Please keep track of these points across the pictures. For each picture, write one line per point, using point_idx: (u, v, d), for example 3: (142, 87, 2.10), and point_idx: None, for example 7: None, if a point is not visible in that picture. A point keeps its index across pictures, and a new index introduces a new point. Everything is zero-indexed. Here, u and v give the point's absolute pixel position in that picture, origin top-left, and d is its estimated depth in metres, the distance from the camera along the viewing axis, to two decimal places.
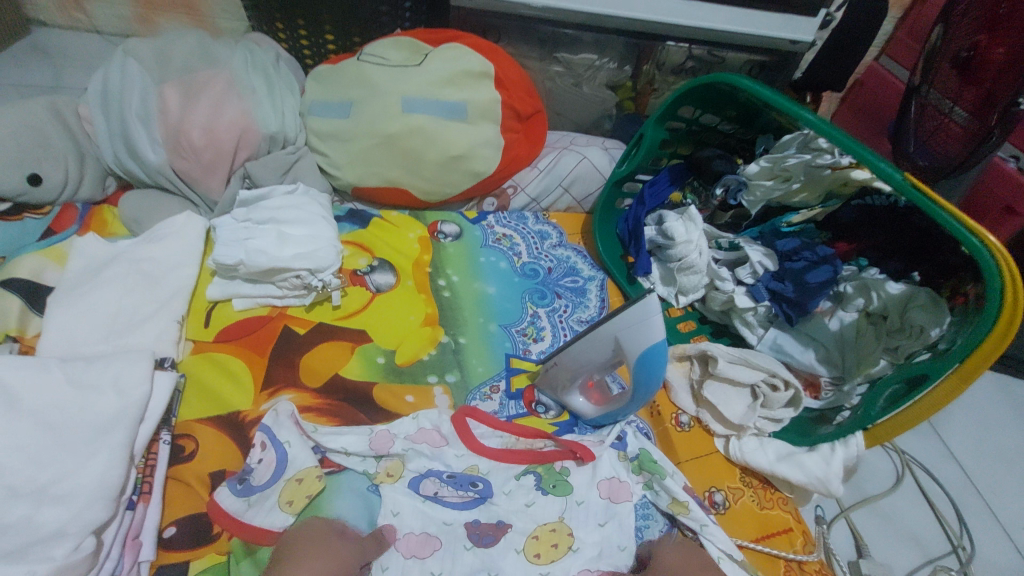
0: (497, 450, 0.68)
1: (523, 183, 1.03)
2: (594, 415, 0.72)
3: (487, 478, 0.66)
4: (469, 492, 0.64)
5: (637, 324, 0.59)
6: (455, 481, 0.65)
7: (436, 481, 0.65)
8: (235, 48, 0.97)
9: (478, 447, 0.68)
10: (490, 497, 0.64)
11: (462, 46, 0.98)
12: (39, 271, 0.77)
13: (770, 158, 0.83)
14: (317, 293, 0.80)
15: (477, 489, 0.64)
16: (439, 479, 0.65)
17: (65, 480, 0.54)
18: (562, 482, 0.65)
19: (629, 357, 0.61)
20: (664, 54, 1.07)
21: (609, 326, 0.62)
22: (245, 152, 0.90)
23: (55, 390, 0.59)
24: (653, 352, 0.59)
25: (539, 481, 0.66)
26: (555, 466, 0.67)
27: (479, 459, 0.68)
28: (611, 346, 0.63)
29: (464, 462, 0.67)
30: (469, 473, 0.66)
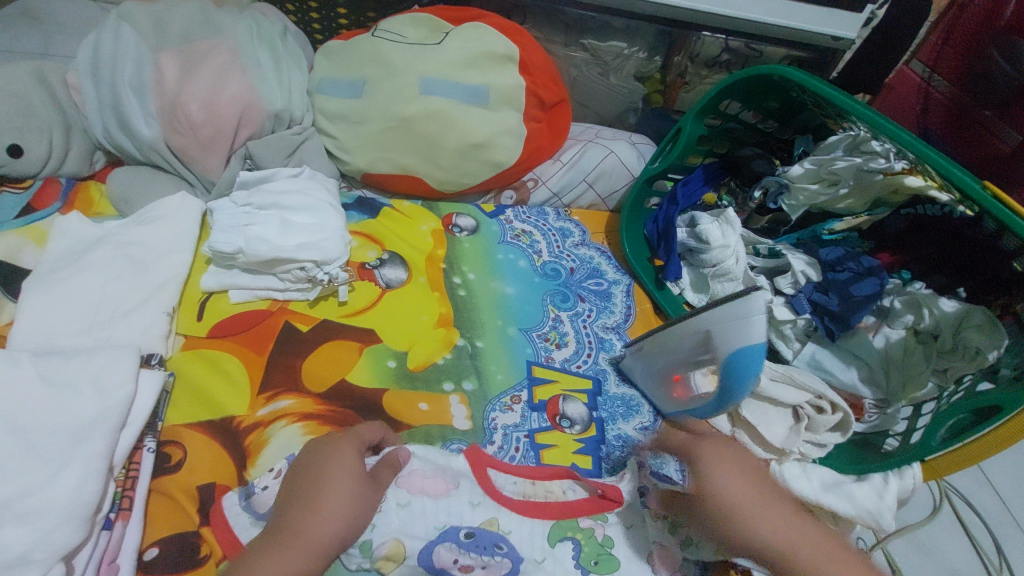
0: (518, 502, 0.59)
1: (544, 176, 0.96)
2: (671, 409, 0.70)
3: (511, 538, 0.56)
4: (494, 557, 0.54)
5: (737, 320, 0.58)
6: (477, 540, 0.55)
7: (453, 547, 0.54)
8: (239, 17, 0.88)
9: (498, 497, 0.59)
10: (519, 564, 0.54)
11: (485, 26, 0.91)
12: (15, 251, 0.71)
13: (816, 159, 0.77)
14: (322, 288, 0.73)
15: (501, 553, 0.54)
16: (456, 544, 0.54)
17: (30, 495, 0.47)
18: (605, 558, 0.56)
19: (720, 354, 0.60)
20: (698, 44, 1.00)
21: (703, 319, 0.61)
22: (248, 130, 0.82)
23: (25, 389, 0.52)
24: (743, 353, 0.58)
25: (578, 554, 0.56)
26: (597, 534, 0.57)
27: (498, 511, 0.58)
28: (699, 338, 0.63)
29: (481, 514, 0.57)
30: (488, 529, 0.56)
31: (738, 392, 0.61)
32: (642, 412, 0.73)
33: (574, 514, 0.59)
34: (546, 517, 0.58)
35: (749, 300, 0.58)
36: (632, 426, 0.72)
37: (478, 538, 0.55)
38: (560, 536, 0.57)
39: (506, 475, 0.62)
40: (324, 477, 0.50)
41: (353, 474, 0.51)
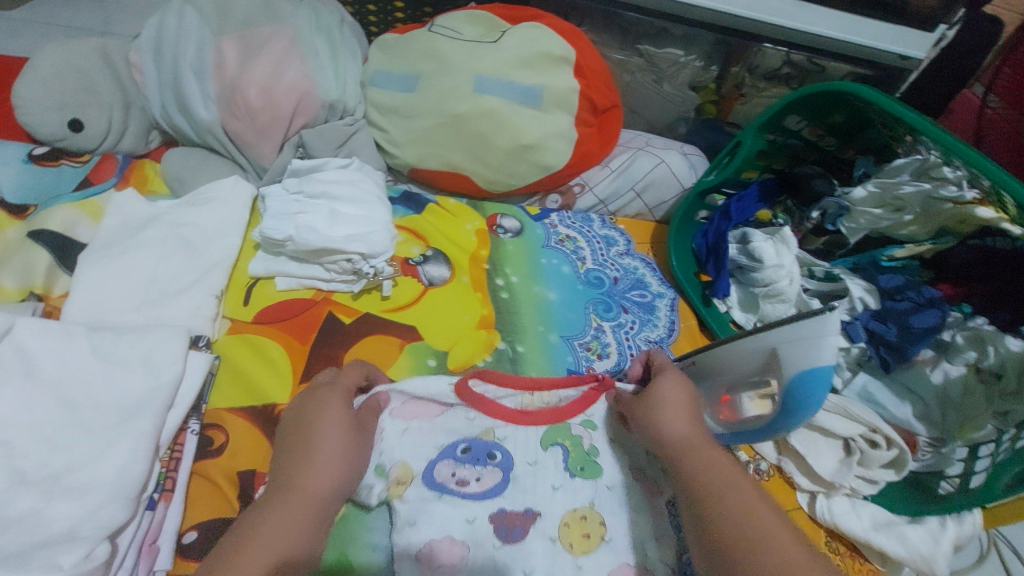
0: (512, 412, 0.64)
1: (591, 182, 0.94)
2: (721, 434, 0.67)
3: (505, 446, 0.62)
4: (487, 465, 0.60)
5: (808, 339, 0.57)
6: (471, 452, 0.61)
7: (450, 463, 0.60)
8: (300, 5, 0.88)
9: (493, 412, 0.64)
10: (512, 472, 0.60)
11: (544, 27, 0.90)
12: (71, 225, 0.71)
13: (880, 182, 0.74)
14: (366, 282, 0.73)
15: (495, 462, 0.60)
16: (454, 459, 0.60)
17: (80, 469, 0.47)
18: (591, 466, 0.62)
19: (783, 375, 0.59)
20: (759, 56, 0.97)
21: (769, 337, 0.61)
22: (303, 119, 0.82)
23: (78, 363, 0.52)
24: (818, 372, 0.57)
25: (566, 458, 0.62)
26: (584, 443, 0.63)
27: (494, 423, 0.64)
28: (764, 357, 0.61)
29: (477, 426, 0.63)
30: (483, 440, 0.62)
31: (806, 414, 0.58)
32: None
33: (564, 420, 0.65)
34: (536, 424, 0.64)
35: (823, 318, 0.57)
36: None
37: (472, 453, 0.61)
38: (552, 441, 0.63)
39: (504, 391, 0.66)
40: (314, 423, 0.52)
41: (340, 421, 0.53)
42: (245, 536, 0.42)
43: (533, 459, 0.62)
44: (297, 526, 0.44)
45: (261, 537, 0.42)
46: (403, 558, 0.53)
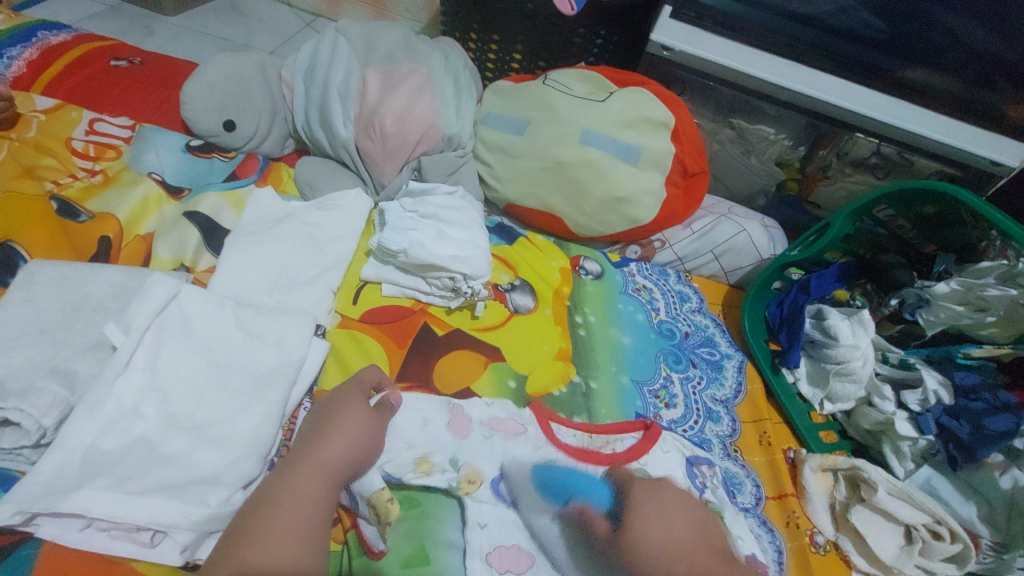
0: (570, 448, 0.67)
1: (671, 239, 1.00)
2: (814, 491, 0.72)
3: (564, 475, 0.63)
4: None
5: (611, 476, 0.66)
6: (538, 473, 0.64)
7: (517, 478, 0.64)
8: (433, 48, 1.00)
9: (555, 442, 0.67)
10: None
11: (648, 93, 0.97)
12: (217, 211, 0.82)
13: (965, 281, 0.76)
14: (462, 300, 0.79)
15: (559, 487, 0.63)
16: (523, 476, 0.64)
17: (222, 423, 0.55)
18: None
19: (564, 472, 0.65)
20: (849, 143, 1.01)
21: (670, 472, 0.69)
22: (424, 147, 0.92)
23: (226, 332, 0.61)
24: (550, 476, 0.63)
25: None
26: None
27: (555, 454, 0.66)
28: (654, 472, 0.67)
29: (540, 454, 0.66)
30: (548, 467, 0.64)
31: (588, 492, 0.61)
32: (743, 492, 0.71)
33: (617, 465, 0.66)
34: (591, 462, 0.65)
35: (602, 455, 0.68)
36: (737, 502, 0.69)
37: (548, 472, 0.64)
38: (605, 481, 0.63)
39: (567, 428, 0.70)
40: (333, 425, 0.56)
41: (355, 415, 0.58)
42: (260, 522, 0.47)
43: None
44: (297, 524, 0.48)
45: (275, 529, 0.47)
46: (475, 556, 0.56)
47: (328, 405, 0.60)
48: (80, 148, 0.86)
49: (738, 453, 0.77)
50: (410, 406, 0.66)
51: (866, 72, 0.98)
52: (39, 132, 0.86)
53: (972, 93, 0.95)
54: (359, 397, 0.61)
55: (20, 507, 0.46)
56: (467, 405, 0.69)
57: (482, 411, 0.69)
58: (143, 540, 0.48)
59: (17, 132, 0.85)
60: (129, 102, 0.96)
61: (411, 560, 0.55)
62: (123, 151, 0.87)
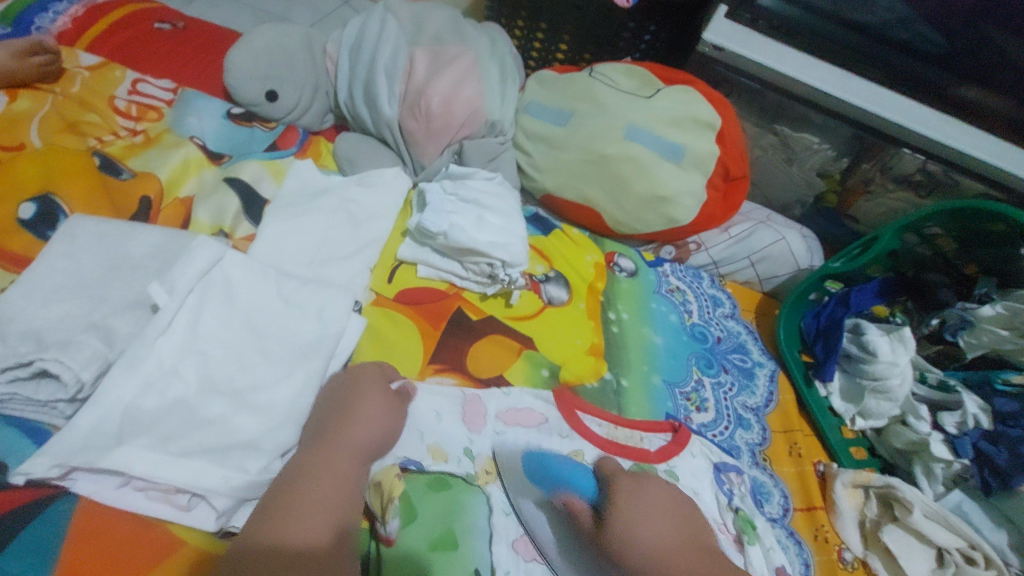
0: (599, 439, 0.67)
1: (708, 242, 0.98)
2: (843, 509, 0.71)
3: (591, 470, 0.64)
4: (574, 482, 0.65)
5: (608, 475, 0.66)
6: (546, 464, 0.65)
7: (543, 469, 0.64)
8: (481, 33, 0.98)
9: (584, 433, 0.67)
10: None
11: (695, 92, 0.96)
12: (257, 179, 0.81)
13: (1012, 305, 0.75)
14: (499, 287, 0.78)
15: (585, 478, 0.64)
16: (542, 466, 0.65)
17: (261, 390, 0.54)
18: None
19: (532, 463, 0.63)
20: (894, 158, 0.99)
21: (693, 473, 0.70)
22: (466, 131, 0.90)
23: (266, 299, 0.61)
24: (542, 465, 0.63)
25: None
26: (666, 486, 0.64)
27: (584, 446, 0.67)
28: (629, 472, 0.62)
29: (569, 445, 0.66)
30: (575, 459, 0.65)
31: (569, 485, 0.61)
32: (770, 502, 0.70)
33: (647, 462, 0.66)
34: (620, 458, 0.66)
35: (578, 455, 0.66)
36: (764, 511, 0.68)
37: (534, 460, 0.63)
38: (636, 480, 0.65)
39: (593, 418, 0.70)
40: (352, 404, 0.55)
41: (376, 395, 0.57)
42: (288, 504, 0.45)
43: None
44: (331, 502, 0.46)
45: (311, 503, 0.45)
46: (501, 540, 0.56)
47: (346, 382, 0.58)
48: (122, 108, 0.85)
49: (767, 462, 0.75)
50: (425, 393, 0.66)
51: (919, 86, 0.95)
52: (83, 88, 0.86)
53: None
54: (379, 376, 0.59)
55: (57, 461, 0.45)
56: (483, 398, 0.67)
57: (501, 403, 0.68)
58: (180, 502, 0.48)
59: (62, 87, 0.85)
60: (171, 64, 0.95)
61: (439, 542, 0.54)
62: (165, 114, 0.87)
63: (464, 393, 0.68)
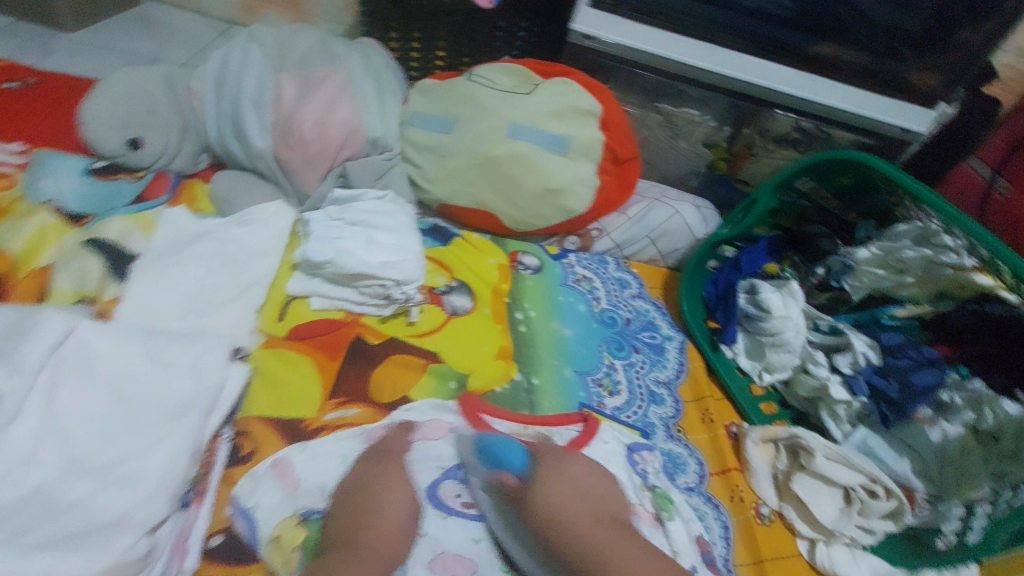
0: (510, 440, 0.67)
1: (608, 227, 1.00)
2: (756, 465, 0.74)
3: None
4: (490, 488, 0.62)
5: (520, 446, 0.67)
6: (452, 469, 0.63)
7: (455, 484, 0.62)
8: (352, 49, 0.96)
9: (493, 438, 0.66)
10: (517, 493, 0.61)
11: (574, 82, 0.96)
12: (124, 235, 0.76)
13: (884, 246, 0.79)
14: (397, 306, 0.77)
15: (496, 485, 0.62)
16: (458, 480, 0.62)
17: (129, 462, 0.52)
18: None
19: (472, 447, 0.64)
20: (769, 121, 1.04)
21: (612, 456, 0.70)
22: (348, 152, 0.88)
23: (132, 364, 0.57)
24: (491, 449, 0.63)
25: None
26: None
27: None
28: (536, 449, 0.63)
29: None
30: None
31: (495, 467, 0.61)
32: (686, 471, 0.72)
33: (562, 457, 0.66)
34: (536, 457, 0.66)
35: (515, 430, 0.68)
36: (679, 483, 0.70)
37: (480, 446, 0.63)
38: None
39: (503, 420, 0.69)
40: (370, 492, 0.56)
41: (385, 475, 0.58)
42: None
43: None
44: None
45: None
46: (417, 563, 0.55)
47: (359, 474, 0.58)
48: None
49: (681, 433, 0.77)
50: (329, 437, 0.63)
51: (776, 47, 0.99)
52: None
53: (881, 64, 0.98)
54: (383, 457, 0.60)
55: None
56: (386, 420, 0.66)
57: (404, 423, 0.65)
58: None
59: None
60: (21, 124, 0.89)
61: None
62: (17, 179, 0.80)
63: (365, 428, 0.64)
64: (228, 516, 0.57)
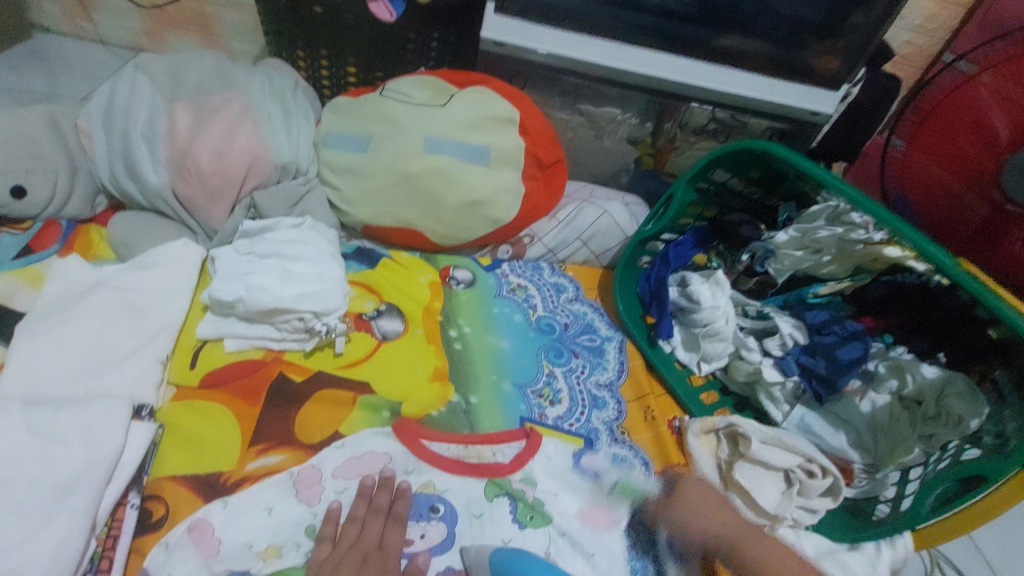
0: (448, 460, 0.66)
1: (540, 233, 0.98)
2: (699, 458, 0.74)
3: (447, 499, 0.63)
4: (430, 518, 0.61)
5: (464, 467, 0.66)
6: (413, 507, 0.62)
7: None
8: (253, 72, 0.91)
9: (431, 460, 0.65)
10: (454, 525, 0.61)
11: (489, 90, 0.95)
12: (10, 292, 0.70)
13: (800, 227, 0.81)
14: (319, 339, 0.72)
15: (438, 515, 0.62)
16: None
17: (11, 553, 0.47)
18: (540, 513, 0.64)
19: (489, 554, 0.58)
20: (687, 114, 1.06)
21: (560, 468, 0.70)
22: (255, 180, 0.84)
23: (14, 440, 0.52)
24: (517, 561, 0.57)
25: (515, 512, 0.63)
26: (531, 495, 0.65)
27: (434, 475, 0.65)
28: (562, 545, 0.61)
29: (420, 478, 0.64)
30: (426, 492, 0.63)
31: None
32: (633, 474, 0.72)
33: (505, 474, 0.66)
34: (479, 475, 0.65)
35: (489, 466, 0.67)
36: None
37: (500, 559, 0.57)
38: (497, 492, 0.65)
39: (440, 443, 0.67)
40: None
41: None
42: None
43: (479, 510, 0.63)
44: None
45: None
46: None
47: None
48: None
49: (626, 435, 0.77)
50: (251, 487, 0.59)
51: (686, 43, 0.98)
52: None
53: (787, 52, 0.98)
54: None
55: None
56: (318, 461, 0.63)
57: (334, 462, 0.64)
58: None
59: None
60: None
61: None
62: None
63: (293, 472, 0.62)
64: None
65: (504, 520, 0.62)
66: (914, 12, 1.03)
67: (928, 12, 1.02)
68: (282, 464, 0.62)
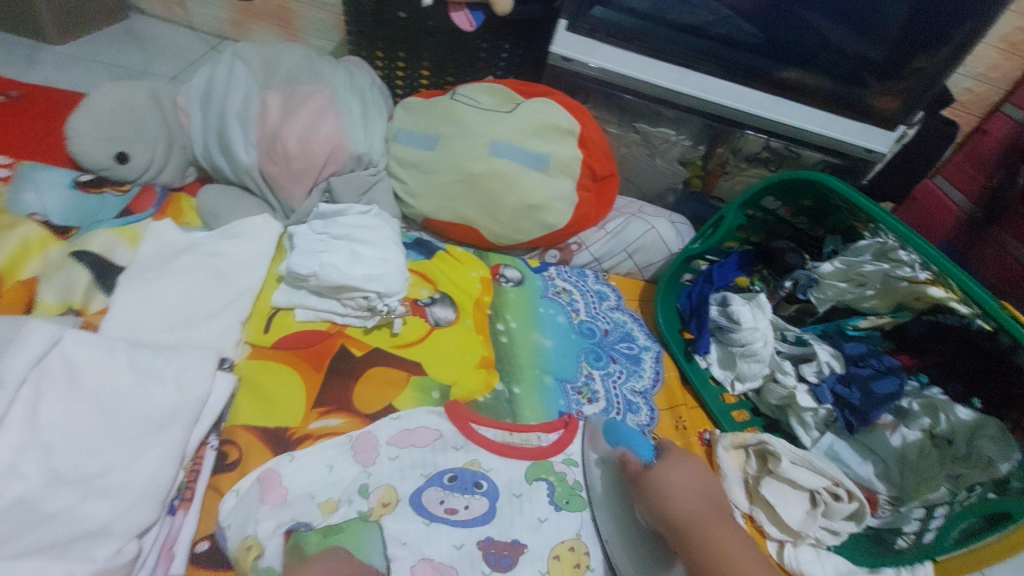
0: (496, 443, 0.71)
1: (588, 241, 1.03)
2: (726, 469, 0.78)
3: (490, 476, 0.68)
4: (473, 492, 0.66)
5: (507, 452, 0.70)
6: (458, 481, 0.66)
7: (438, 489, 0.65)
8: (337, 67, 0.98)
9: (478, 441, 0.70)
10: (495, 499, 0.66)
11: (553, 102, 0.99)
12: (110, 248, 0.78)
13: (847, 260, 0.84)
14: (380, 317, 0.78)
15: (480, 490, 0.66)
16: (441, 487, 0.65)
17: (113, 472, 0.55)
18: (575, 498, 0.69)
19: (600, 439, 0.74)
20: (740, 140, 1.08)
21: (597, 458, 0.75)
22: (332, 167, 0.90)
23: (118, 375, 0.59)
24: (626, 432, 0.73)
25: (552, 494, 0.69)
26: (569, 479, 0.71)
27: (480, 453, 0.69)
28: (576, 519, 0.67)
29: (466, 456, 0.69)
30: (470, 470, 0.68)
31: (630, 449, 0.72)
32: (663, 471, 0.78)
33: (546, 459, 0.71)
34: (521, 460, 0.70)
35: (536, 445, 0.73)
36: None
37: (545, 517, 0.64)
38: (536, 476, 0.70)
39: (489, 427, 0.72)
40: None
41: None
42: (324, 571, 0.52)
43: (520, 490, 0.68)
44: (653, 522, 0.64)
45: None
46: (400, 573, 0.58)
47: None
48: None
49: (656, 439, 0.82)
50: (313, 445, 0.65)
51: (746, 74, 1.01)
52: None
53: (846, 90, 1.00)
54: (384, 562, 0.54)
55: None
56: (375, 429, 0.68)
57: (388, 430, 0.69)
58: None
59: None
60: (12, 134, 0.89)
61: None
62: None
63: (352, 437, 0.67)
64: (216, 525, 0.59)
65: (541, 501, 0.68)
66: (975, 60, 1.04)
67: (990, 62, 1.02)
68: (345, 427, 0.68)
